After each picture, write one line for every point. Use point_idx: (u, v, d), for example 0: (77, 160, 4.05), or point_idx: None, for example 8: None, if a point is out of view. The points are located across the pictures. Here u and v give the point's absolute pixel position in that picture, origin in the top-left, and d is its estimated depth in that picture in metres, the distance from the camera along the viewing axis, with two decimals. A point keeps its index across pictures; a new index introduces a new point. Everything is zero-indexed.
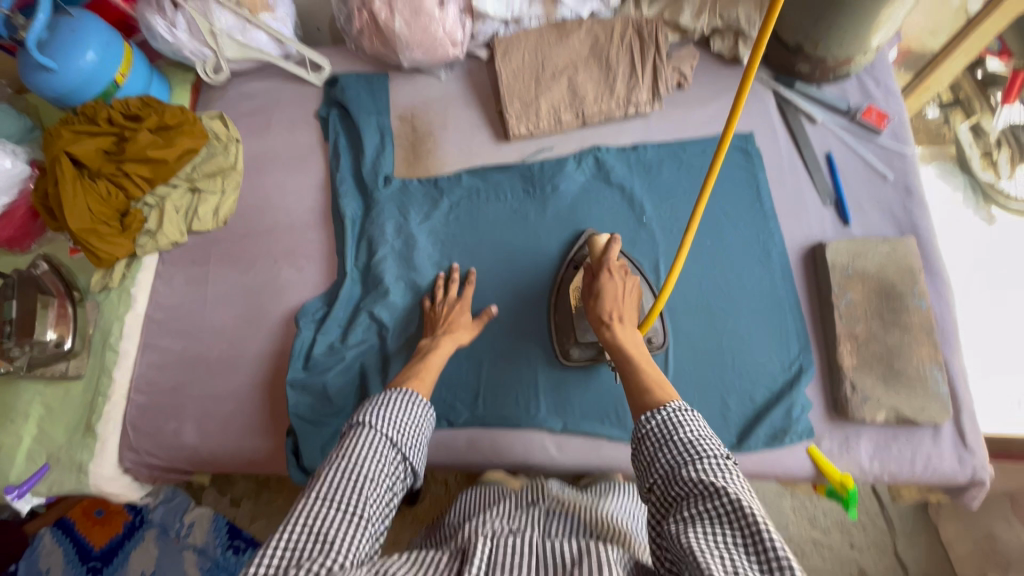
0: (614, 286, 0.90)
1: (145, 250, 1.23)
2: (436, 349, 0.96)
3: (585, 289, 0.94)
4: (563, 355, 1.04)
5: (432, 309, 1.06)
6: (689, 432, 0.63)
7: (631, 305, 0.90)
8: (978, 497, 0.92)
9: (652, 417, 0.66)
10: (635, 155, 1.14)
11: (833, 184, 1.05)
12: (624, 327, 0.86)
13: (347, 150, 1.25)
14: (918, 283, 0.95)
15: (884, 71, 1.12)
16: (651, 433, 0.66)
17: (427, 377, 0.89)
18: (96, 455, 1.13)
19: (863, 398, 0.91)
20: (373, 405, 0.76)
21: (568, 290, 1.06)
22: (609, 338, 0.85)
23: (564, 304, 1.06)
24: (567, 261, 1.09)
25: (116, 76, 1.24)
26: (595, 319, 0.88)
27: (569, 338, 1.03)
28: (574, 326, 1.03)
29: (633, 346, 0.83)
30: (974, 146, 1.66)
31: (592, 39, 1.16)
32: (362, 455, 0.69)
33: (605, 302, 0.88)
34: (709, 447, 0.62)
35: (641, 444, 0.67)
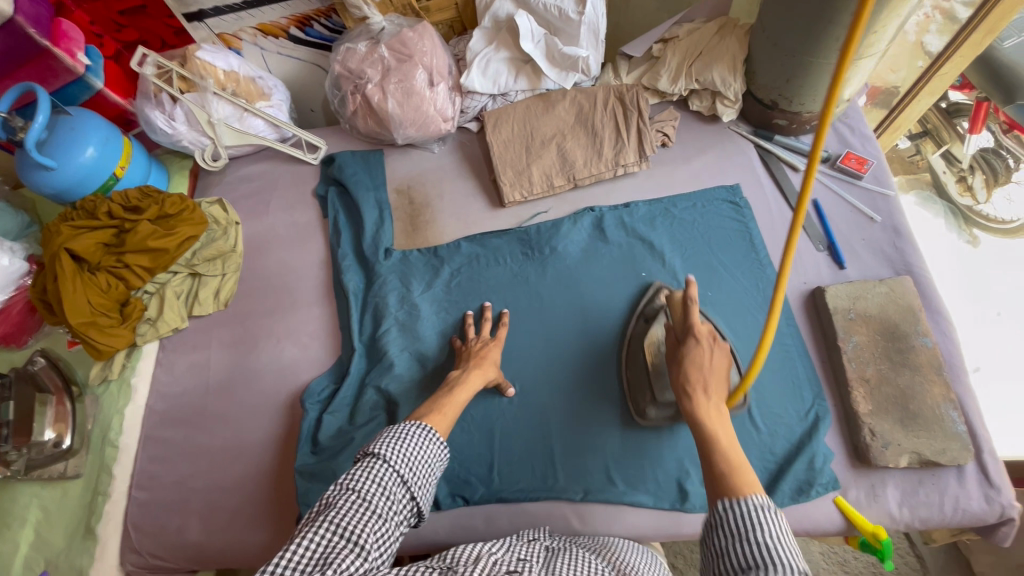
0: (699, 352, 0.82)
1: (146, 339, 1.22)
2: (466, 381, 0.96)
3: (669, 351, 0.86)
4: (640, 414, 1.01)
5: (464, 346, 1.07)
6: (768, 536, 0.60)
7: (720, 375, 0.81)
8: (1010, 536, 0.90)
9: (731, 508, 0.64)
10: (628, 213, 1.17)
11: (823, 229, 1.08)
12: (709, 399, 0.78)
13: (346, 225, 1.27)
14: (920, 321, 0.96)
15: (858, 119, 1.17)
16: (723, 522, 0.65)
17: (448, 411, 0.89)
18: (97, 559, 1.08)
19: (884, 444, 0.90)
20: (389, 436, 0.77)
21: (640, 345, 1.04)
22: (688, 408, 0.78)
23: (637, 360, 1.04)
24: (638, 314, 1.08)
25: (115, 169, 1.27)
26: (675, 384, 0.82)
27: (646, 398, 1.00)
28: (651, 386, 1.00)
29: (716, 417, 0.77)
30: (948, 174, 1.74)
31: (576, 107, 1.22)
32: (372, 489, 0.70)
33: (687, 366, 0.81)
34: (767, 534, 0.61)
35: (712, 532, 0.66)
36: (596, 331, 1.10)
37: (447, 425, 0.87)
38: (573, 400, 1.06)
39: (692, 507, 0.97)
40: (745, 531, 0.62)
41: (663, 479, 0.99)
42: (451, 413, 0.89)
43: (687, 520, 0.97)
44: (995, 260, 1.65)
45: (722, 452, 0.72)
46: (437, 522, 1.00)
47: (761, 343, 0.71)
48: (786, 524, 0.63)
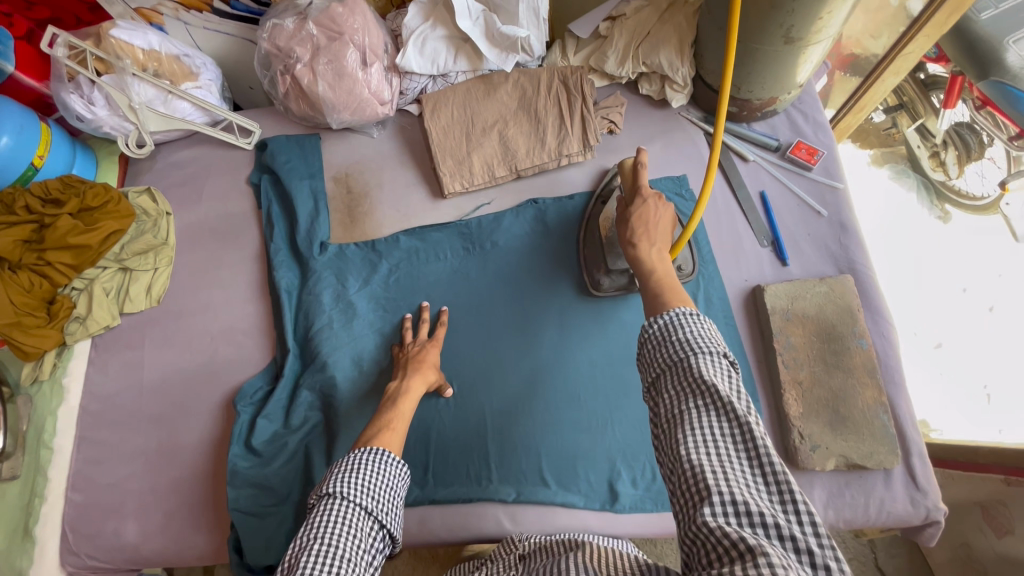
0: (646, 210, 0.85)
1: (76, 337, 1.18)
2: (407, 392, 0.92)
3: (619, 212, 0.88)
4: (594, 287, 1.06)
5: (401, 352, 1.04)
6: (693, 335, 0.61)
7: (664, 229, 0.84)
8: (935, 535, 0.91)
9: (655, 322, 0.64)
10: (571, 204, 1.12)
11: (768, 224, 1.05)
12: (653, 247, 0.80)
13: (281, 217, 1.22)
14: (857, 322, 0.95)
15: (812, 105, 1.12)
16: (653, 335, 0.64)
17: (398, 428, 0.84)
18: (35, 562, 1.07)
19: (812, 447, 0.90)
20: (341, 471, 0.72)
21: (597, 223, 1.06)
22: (632, 255, 0.80)
23: (594, 236, 1.06)
24: (596, 197, 1.09)
25: (34, 159, 1.19)
26: (622, 238, 0.83)
27: (600, 269, 1.04)
28: (605, 258, 1.03)
29: (660, 264, 0.78)
30: (921, 148, 1.68)
31: (519, 91, 1.15)
32: (337, 533, 0.65)
33: (635, 220, 0.83)
34: (692, 337, 0.61)
35: (643, 346, 0.65)
36: (535, 329, 1.08)
37: (399, 441, 0.82)
38: (509, 401, 1.04)
39: (622, 508, 0.98)
40: (669, 336, 0.62)
41: (594, 480, 0.99)
42: (400, 428, 0.84)
43: (619, 519, 0.98)
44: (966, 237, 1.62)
45: (660, 280, 0.74)
46: None
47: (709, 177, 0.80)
48: (707, 320, 0.64)
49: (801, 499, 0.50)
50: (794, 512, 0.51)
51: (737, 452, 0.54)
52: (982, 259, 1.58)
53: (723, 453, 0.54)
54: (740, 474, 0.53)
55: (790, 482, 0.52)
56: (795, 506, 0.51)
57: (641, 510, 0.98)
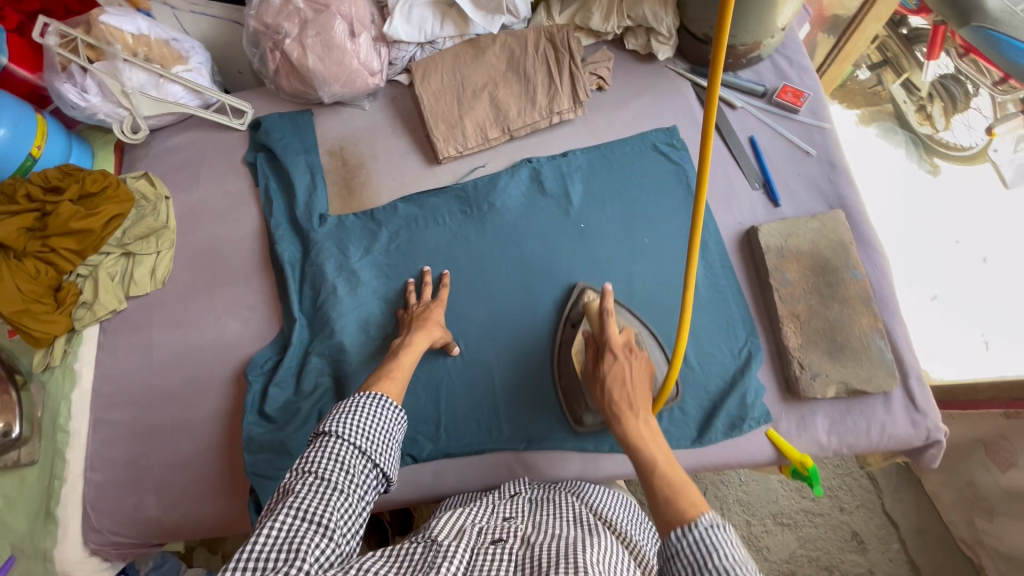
0: (619, 368, 0.84)
1: (84, 323, 1.19)
2: (410, 345, 0.96)
3: (590, 373, 0.88)
4: (577, 423, 1.01)
5: (406, 314, 1.07)
6: (727, 558, 0.58)
7: (642, 387, 0.83)
8: (937, 456, 0.94)
9: (683, 537, 0.61)
10: (565, 162, 1.13)
11: (759, 167, 1.07)
12: (639, 416, 0.79)
13: (279, 193, 1.23)
14: (851, 254, 0.97)
15: (795, 50, 1.14)
16: (681, 553, 0.60)
17: (398, 376, 0.88)
18: (59, 541, 1.09)
19: (812, 376, 0.92)
20: (340, 413, 0.74)
21: (569, 352, 1.03)
22: (621, 432, 0.79)
23: (569, 368, 1.02)
24: (565, 319, 1.05)
25: (31, 149, 1.20)
26: (604, 407, 0.83)
27: (581, 404, 1.00)
28: (583, 391, 0.99)
29: (649, 439, 0.77)
30: (908, 103, 1.69)
31: (507, 53, 1.16)
32: (330, 466, 0.68)
33: (614, 390, 0.82)
34: (725, 557, 0.58)
35: (670, 561, 0.62)
36: (538, 287, 1.09)
37: (400, 388, 0.86)
38: (516, 356, 1.06)
39: None
40: (702, 561, 0.58)
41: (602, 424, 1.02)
42: (400, 376, 0.88)
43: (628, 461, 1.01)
44: (958, 189, 1.62)
45: (659, 472, 0.72)
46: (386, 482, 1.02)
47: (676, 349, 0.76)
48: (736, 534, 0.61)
49: None
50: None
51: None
52: (971, 210, 1.59)
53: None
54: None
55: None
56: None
57: None
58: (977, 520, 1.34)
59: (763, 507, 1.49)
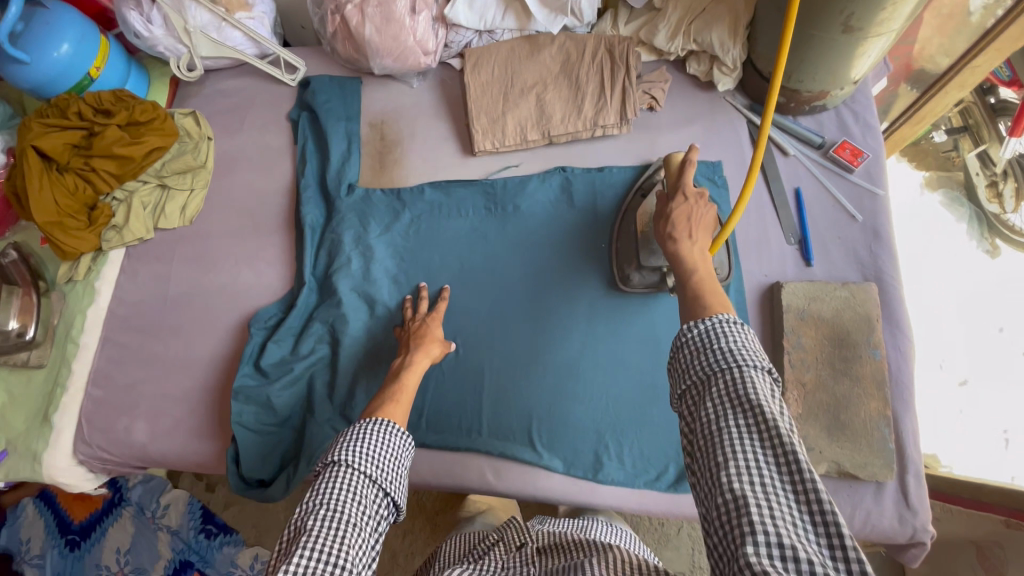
0: (687, 208, 0.81)
1: (110, 245, 1.24)
2: (412, 364, 0.94)
3: (657, 208, 0.85)
4: (622, 281, 1.03)
5: (403, 331, 1.04)
6: (734, 349, 0.58)
7: (704, 227, 0.80)
8: (919, 557, 0.89)
9: (695, 327, 0.61)
10: (599, 177, 1.10)
11: (798, 222, 1.02)
12: (695, 242, 0.77)
13: (314, 155, 1.24)
14: (874, 331, 0.92)
15: (865, 105, 1.07)
16: (692, 342, 0.61)
17: (402, 401, 0.86)
18: (51, 445, 1.15)
19: (805, 448, 0.89)
20: (346, 441, 0.76)
21: (633, 216, 1.03)
22: (672, 250, 0.78)
23: (629, 227, 1.03)
24: (635, 189, 1.05)
25: (90, 69, 1.25)
26: (660, 234, 0.81)
27: (631, 264, 1.01)
28: (638, 252, 0.99)
29: (701, 262, 0.75)
30: (980, 176, 1.59)
31: (563, 56, 1.13)
32: (341, 499, 0.69)
33: (674, 218, 0.80)
34: (734, 346, 0.58)
35: (678, 351, 0.62)
36: (547, 297, 1.07)
37: (404, 414, 0.85)
38: (510, 362, 1.05)
39: (604, 479, 0.99)
40: (709, 343, 0.59)
41: (580, 450, 1.00)
42: (404, 400, 0.87)
43: (600, 489, 1.00)
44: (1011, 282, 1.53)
45: (701, 278, 0.72)
46: None
47: (751, 174, 0.76)
48: (753, 333, 0.60)
49: (850, 541, 0.46)
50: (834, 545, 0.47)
51: (773, 471, 0.51)
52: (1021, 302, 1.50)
53: (764, 481, 0.50)
54: (776, 495, 0.50)
55: (833, 510, 0.48)
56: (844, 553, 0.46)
57: (627, 485, 0.99)
58: None
59: None
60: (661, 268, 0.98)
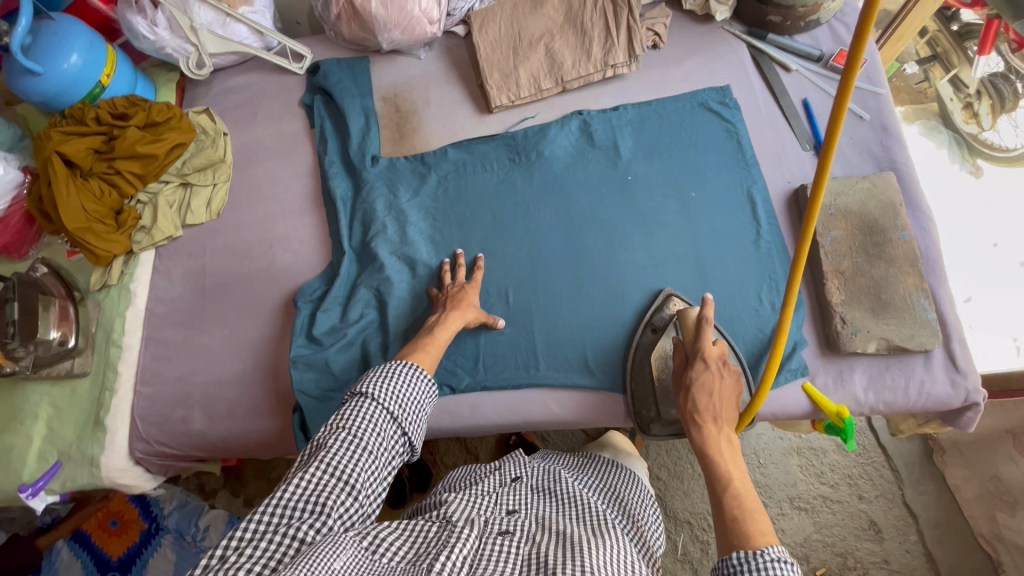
0: (707, 377, 0.88)
1: (141, 246, 1.25)
2: (445, 322, 0.98)
3: (677, 374, 0.92)
4: (642, 429, 1.03)
5: (440, 294, 1.07)
6: None
7: (726, 400, 0.87)
8: (974, 420, 0.94)
9: (746, 561, 0.63)
10: (616, 116, 1.15)
11: (811, 129, 1.08)
12: (720, 430, 0.84)
13: (333, 134, 1.27)
14: (900, 215, 0.97)
15: (855, 15, 1.14)
16: (732, 572, 0.63)
17: (431, 350, 0.93)
18: (107, 448, 1.14)
19: (854, 330, 0.93)
20: (377, 375, 0.77)
21: (646, 359, 1.02)
22: (695, 436, 0.84)
23: (644, 372, 1.02)
24: (645, 324, 1.03)
25: (101, 77, 1.25)
26: (684, 413, 0.87)
27: (651, 413, 1.02)
28: (656, 400, 1.01)
29: (728, 450, 0.82)
30: (954, 100, 1.68)
31: (565, 6, 1.18)
32: (362, 426, 0.71)
33: (699, 398, 0.86)
34: None
35: (717, 574, 0.65)
36: (580, 236, 1.11)
37: (431, 362, 0.91)
38: (554, 297, 1.09)
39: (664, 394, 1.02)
40: None
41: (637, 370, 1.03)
42: (434, 351, 0.93)
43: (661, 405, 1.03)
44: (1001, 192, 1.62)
45: (733, 488, 0.76)
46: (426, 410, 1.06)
47: (770, 365, 0.83)
48: (796, 572, 0.63)
49: None
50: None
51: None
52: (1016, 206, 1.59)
53: None
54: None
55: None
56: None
57: None
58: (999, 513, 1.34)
59: (780, 489, 1.50)
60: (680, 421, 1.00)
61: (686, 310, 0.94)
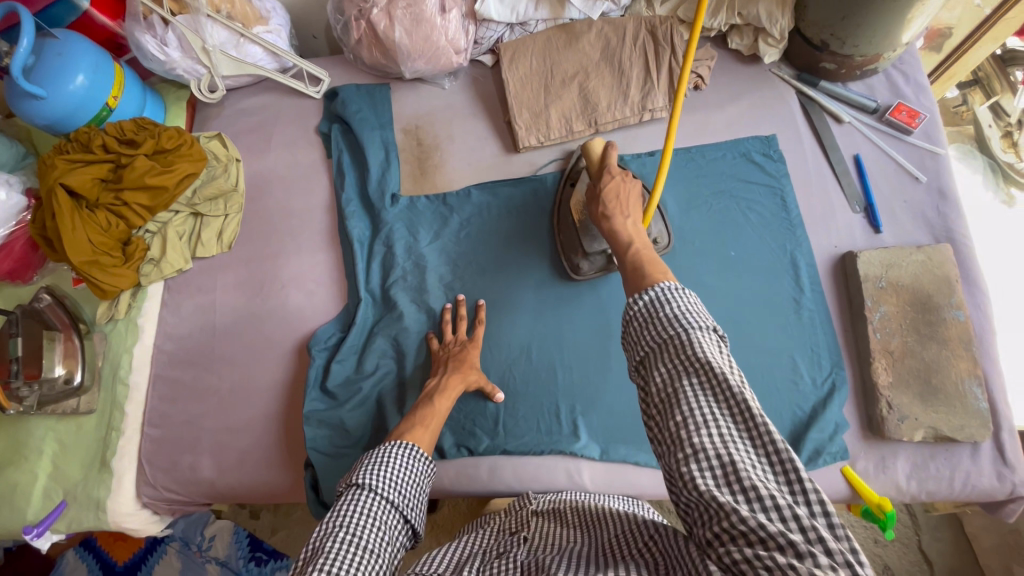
0: (616, 187, 0.87)
1: (149, 280, 1.20)
2: (445, 390, 0.94)
3: (587, 192, 0.90)
4: (573, 272, 1.05)
5: (441, 349, 1.03)
6: (678, 309, 0.61)
7: (633, 201, 0.86)
8: (1016, 512, 0.90)
9: (641, 298, 0.63)
10: (651, 163, 1.08)
11: (862, 189, 1.01)
12: (627, 218, 0.83)
13: (351, 167, 1.21)
14: (955, 292, 0.91)
15: (913, 64, 1.06)
16: (639, 314, 0.63)
17: (431, 425, 0.88)
18: (113, 491, 1.11)
19: (900, 417, 0.88)
20: (370, 463, 0.73)
21: (569, 205, 1.06)
22: (608, 227, 0.83)
23: (567, 221, 1.06)
24: (566, 178, 1.08)
25: (108, 99, 1.19)
26: (596, 212, 0.86)
27: (577, 253, 1.03)
28: (581, 241, 1.02)
29: (634, 232, 0.81)
30: (994, 127, 1.53)
31: (603, 41, 1.11)
32: (361, 523, 0.66)
33: (607, 195, 0.86)
34: (676, 308, 0.61)
35: (629, 326, 0.65)
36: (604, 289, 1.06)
37: (431, 439, 0.86)
38: (578, 357, 1.04)
39: None
40: (655, 315, 0.62)
41: None
42: (433, 425, 0.88)
43: None
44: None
45: (636, 248, 0.77)
46: (442, 470, 1.02)
47: (669, 134, 0.88)
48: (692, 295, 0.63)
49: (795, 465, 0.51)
50: (811, 543, 0.47)
51: (729, 423, 0.54)
52: None
53: (726, 439, 0.53)
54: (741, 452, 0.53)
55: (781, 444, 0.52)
56: (805, 494, 0.50)
57: None
58: (1015, 567, 1.30)
59: None
60: (606, 251, 1.01)
61: (589, 144, 0.96)
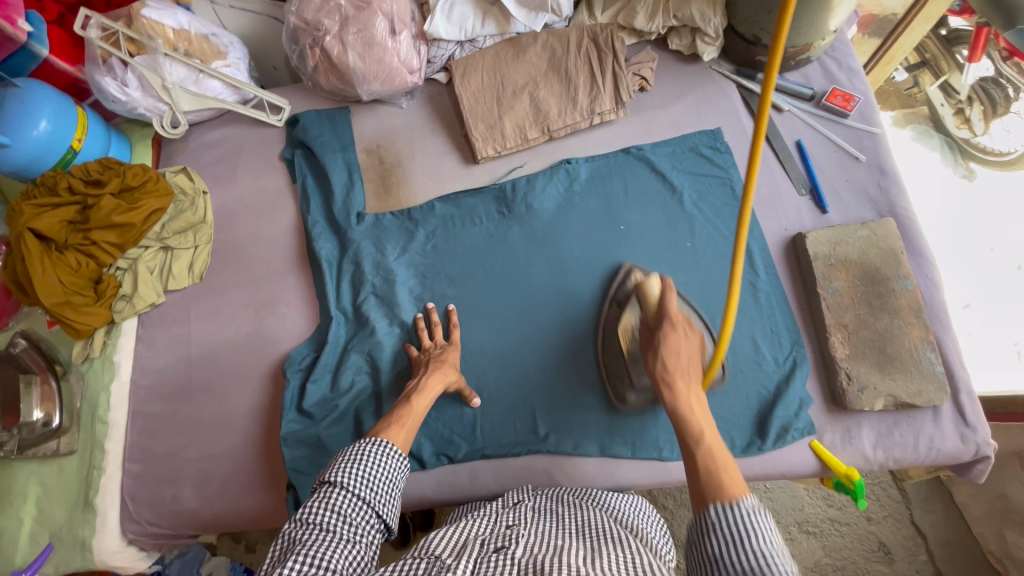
0: (676, 340, 0.80)
1: (123, 316, 1.20)
2: (423, 387, 0.94)
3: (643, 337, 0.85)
4: (619, 401, 1.01)
5: (421, 354, 1.04)
6: (762, 544, 0.60)
7: (693, 370, 0.80)
8: (984, 472, 0.92)
9: (723, 514, 0.62)
10: (606, 163, 1.12)
11: (806, 172, 1.05)
12: (691, 390, 0.77)
13: (316, 191, 1.24)
14: (902, 263, 0.94)
15: (845, 51, 1.12)
16: (715, 531, 0.62)
17: (408, 423, 0.87)
18: (98, 529, 1.10)
19: (860, 387, 0.90)
20: (343, 461, 0.75)
21: (614, 328, 1.02)
22: (666, 400, 0.78)
23: (614, 342, 1.02)
24: (610, 299, 1.04)
25: (72, 142, 1.21)
26: (654, 377, 0.80)
27: (624, 384, 1.00)
28: (628, 370, 0.99)
29: (699, 412, 0.75)
30: (945, 106, 1.56)
31: (548, 52, 1.16)
32: (335, 519, 0.69)
33: (669, 359, 0.79)
34: (761, 544, 0.60)
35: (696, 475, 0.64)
36: (571, 289, 1.08)
37: (407, 439, 0.86)
38: (546, 355, 1.05)
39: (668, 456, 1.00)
40: (738, 539, 0.61)
41: (640, 432, 1.01)
42: (409, 424, 0.87)
43: (669, 466, 1.00)
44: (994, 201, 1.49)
45: (703, 443, 0.71)
46: (423, 480, 1.03)
47: (738, 233, 0.65)
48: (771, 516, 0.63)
49: None
50: None
51: None
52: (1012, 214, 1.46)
53: None
54: None
55: None
56: None
57: None
58: (1008, 533, 1.27)
59: (787, 513, 1.42)
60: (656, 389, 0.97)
61: (645, 283, 0.88)
